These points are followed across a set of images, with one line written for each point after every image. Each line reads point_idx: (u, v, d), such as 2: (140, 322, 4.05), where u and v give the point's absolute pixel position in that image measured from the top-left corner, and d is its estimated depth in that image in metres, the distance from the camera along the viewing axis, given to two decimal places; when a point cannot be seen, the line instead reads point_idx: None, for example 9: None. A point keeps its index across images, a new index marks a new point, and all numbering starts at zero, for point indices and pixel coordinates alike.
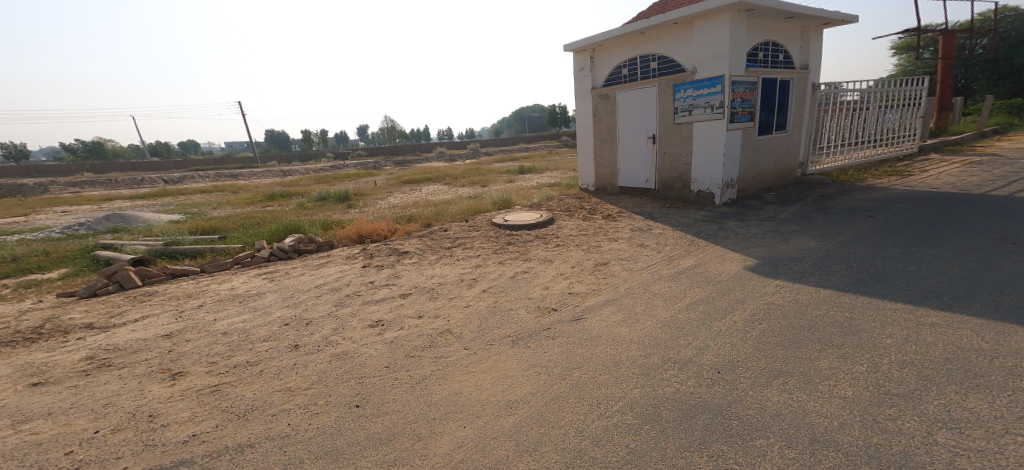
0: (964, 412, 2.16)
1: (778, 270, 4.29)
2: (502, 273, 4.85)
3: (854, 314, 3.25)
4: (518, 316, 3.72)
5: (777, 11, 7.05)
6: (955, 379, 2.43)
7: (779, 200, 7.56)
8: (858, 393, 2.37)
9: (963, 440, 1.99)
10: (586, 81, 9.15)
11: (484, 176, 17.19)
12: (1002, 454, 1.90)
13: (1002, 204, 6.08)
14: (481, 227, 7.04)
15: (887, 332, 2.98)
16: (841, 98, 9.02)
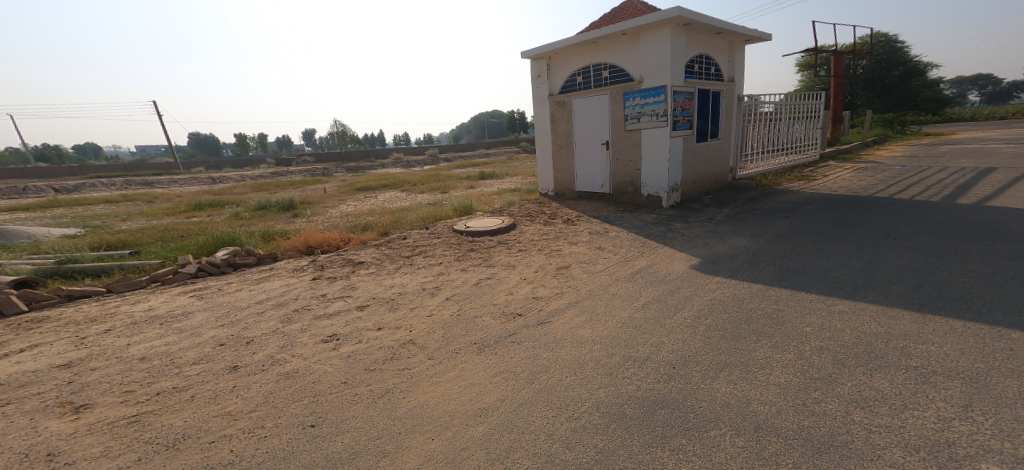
0: (871, 391, 2.44)
1: (718, 267, 4.61)
2: (463, 280, 4.81)
3: (780, 306, 3.58)
4: (482, 323, 3.68)
5: (709, 27, 7.62)
6: (862, 361, 2.74)
7: (715, 203, 8.13)
8: (788, 379, 2.60)
9: (875, 416, 2.25)
10: (542, 88, 9.32)
11: (443, 183, 16.91)
12: (906, 427, 2.16)
13: (893, 205, 6.96)
14: (442, 234, 6.92)
15: (806, 321, 3.30)
16: (761, 109, 9.93)
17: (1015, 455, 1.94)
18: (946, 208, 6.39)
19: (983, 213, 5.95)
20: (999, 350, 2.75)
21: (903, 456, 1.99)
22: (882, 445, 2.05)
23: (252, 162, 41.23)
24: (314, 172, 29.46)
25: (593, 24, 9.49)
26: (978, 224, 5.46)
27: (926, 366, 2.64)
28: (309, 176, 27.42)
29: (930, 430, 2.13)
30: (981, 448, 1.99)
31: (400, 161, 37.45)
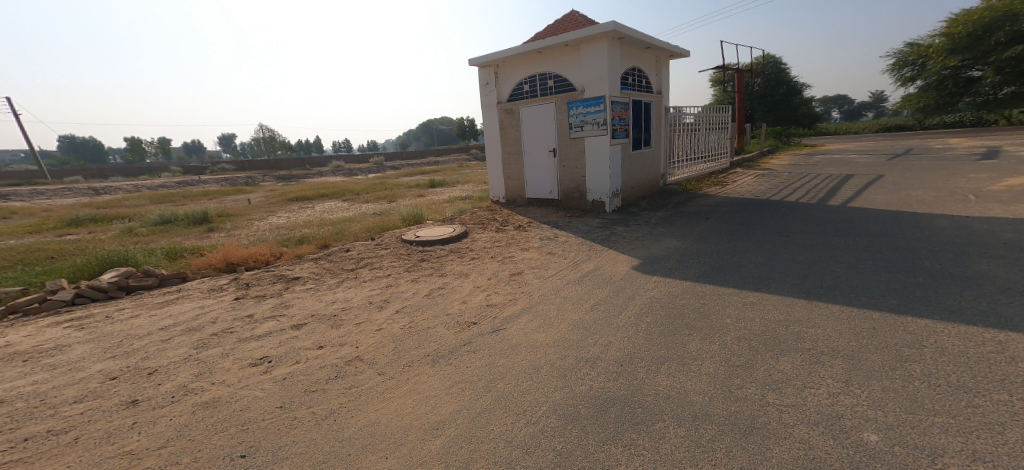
0: (779, 374, 2.75)
1: (656, 267, 4.92)
2: (412, 291, 4.64)
3: (706, 300, 3.91)
4: (435, 333, 3.58)
5: (640, 41, 8.17)
6: (771, 347, 3.08)
7: (651, 207, 8.65)
8: (716, 369, 2.83)
9: (784, 397, 2.53)
10: (490, 96, 9.28)
11: (389, 191, 16.25)
12: (807, 405, 2.45)
13: (790, 206, 7.91)
14: (390, 245, 6.65)
15: (728, 312, 3.64)
16: (683, 120, 10.83)
17: (888, 422, 2.28)
18: (824, 210, 7.39)
19: (850, 212, 7.00)
20: (873, 330, 3.23)
21: (808, 431, 2.24)
22: (792, 423, 2.30)
23: (151, 169, 36.43)
24: (231, 181, 26.64)
25: (536, 35, 9.71)
26: (840, 221, 6.48)
27: (814, 347, 3.04)
28: (226, 185, 24.86)
29: (824, 405, 2.43)
30: (864, 418, 2.32)
31: (329, 169, 35.32)
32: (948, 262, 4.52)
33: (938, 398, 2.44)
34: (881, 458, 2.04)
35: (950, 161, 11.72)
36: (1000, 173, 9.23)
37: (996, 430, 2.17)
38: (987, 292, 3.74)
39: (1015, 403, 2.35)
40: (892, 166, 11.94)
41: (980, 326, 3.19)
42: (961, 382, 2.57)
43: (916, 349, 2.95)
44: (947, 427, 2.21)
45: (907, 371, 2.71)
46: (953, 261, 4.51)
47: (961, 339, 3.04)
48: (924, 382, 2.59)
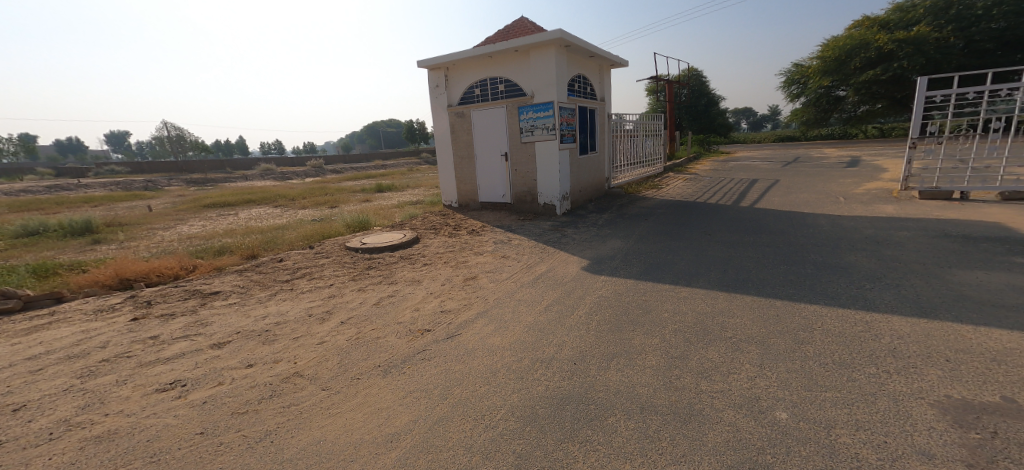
0: (710, 362, 2.99)
1: (604, 267, 5.14)
2: (357, 302, 4.50)
3: (649, 296, 4.17)
4: (387, 343, 3.59)
5: (586, 50, 8.43)
6: (704, 337, 3.35)
7: (598, 209, 8.98)
8: (657, 360, 3.03)
9: (714, 383, 2.76)
10: (441, 99, 9.07)
11: (331, 196, 15.30)
12: (732, 389, 2.69)
13: (714, 208, 8.65)
14: (332, 253, 6.35)
15: (666, 307, 3.91)
16: (623, 127, 11.41)
17: (793, 400, 2.58)
18: (742, 210, 8.19)
19: (752, 213, 7.84)
20: (777, 316, 3.65)
21: (734, 414, 2.46)
22: (722, 407, 2.52)
23: (17, 172, 30.86)
24: (125, 184, 23.20)
25: (486, 39, 9.65)
26: (745, 221, 7.23)
27: (734, 335, 3.36)
28: (121, 190, 21.64)
29: (745, 388, 2.70)
30: (774, 398, 2.60)
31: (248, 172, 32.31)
32: (828, 254, 5.24)
33: (829, 375, 2.81)
34: (790, 434, 2.30)
35: (826, 169, 13.62)
36: (864, 179, 10.88)
37: (872, 402, 2.53)
38: (857, 279, 4.40)
39: (886, 377, 2.76)
40: (790, 171, 13.55)
41: (855, 309, 3.74)
42: (842, 360, 2.98)
43: (808, 332, 3.38)
44: (835, 401, 2.55)
45: (803, 352, 3.09)
46: (831, 253, 5.25)
47: (844, 322, 3.52)
48: (815, 361, 2.97)
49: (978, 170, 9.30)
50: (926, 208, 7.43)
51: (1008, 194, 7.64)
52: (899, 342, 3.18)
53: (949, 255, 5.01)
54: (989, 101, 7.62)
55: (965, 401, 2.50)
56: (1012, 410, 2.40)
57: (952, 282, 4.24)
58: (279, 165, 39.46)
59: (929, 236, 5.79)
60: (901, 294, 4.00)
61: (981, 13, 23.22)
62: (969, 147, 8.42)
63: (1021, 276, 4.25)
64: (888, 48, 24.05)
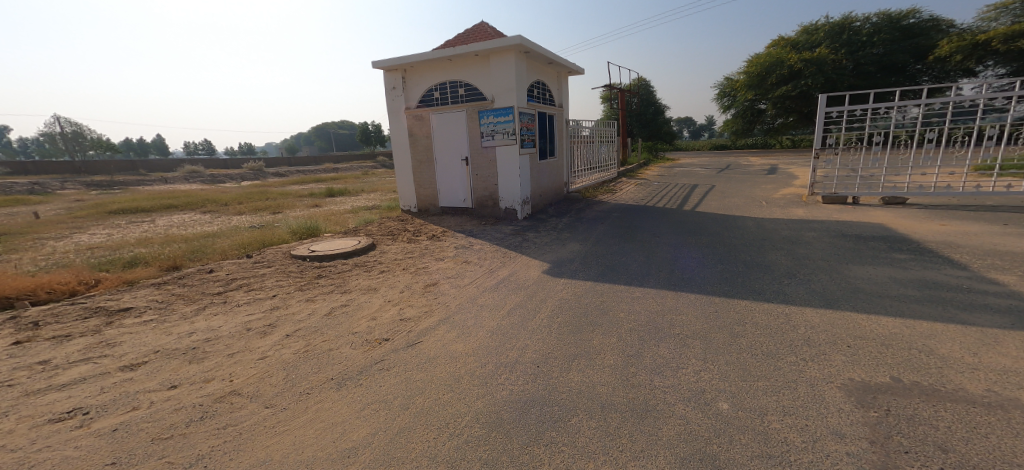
0: (662, 358, 3.15)
1: (564, 270, 5.24)
2: (307, 313, 4.24)
3: (608, 297, 4.31)
4: (341, 354, 3.41)
5: (544, 56, 8.58)
6: (658, 334, 3.51)
7: (556, 213, 9.12)
8: (615, 359, 3.14)
9: (666, 378, 2.90)
10: (398, 101, 8.85)
11: (274, 201, 14.31)
12: (682, 383, 2.85)
13: (660, 211, 9.09)
14: (275, 262, 5.95)
15: (623, 307, 4.06)
16: (579, 133, 11.70)
17: (733, 391, 2.78)
18: (687, 214, 8.68)
19: (686, 217, 8.37)
20: (715, 312, 3.93)
21: (684, 407, 2.60)
22: (673, 401, 2.65)
23: None
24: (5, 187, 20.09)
25: (444, 43, 9.57)
26: (680, 224, 7.69)
27: (681, 331, 3.56)
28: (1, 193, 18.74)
29: (693, 381, 2.87)
30: (717, 390, 2.78)
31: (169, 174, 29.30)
32: (753, 253, 5.73)
33: (760, 365, 3.05)
34: (732, 423, 2.47)
35: (749, 176, 14.84)
36: (781, 184, 12.01)
37: (794, 388, 2.80)
38: (777, 276, 4.84)
39: (804, 365, 3.06)
40: (725, 178, 14.58)
41: (775, 302, 4.13)
42: (769, 350, 3.26)
43: (742, 326, 3.66)
44: (766, 389, 2.78)
45: (738, 344, 3.34)
46: (756, 253, 5.71)
47: (767, 315, 3.86)
48: (749, 353, 3.22)
49: (864, 178, 10.58)
50: (829, 211, 8.37)
51: (888, 199, 8.79)
52: (811, 331, 3.55)
53: (845, 252, 5.66)
54: (873, 118, 8.70)
55: (864, 382, 2.83)
56: (900, 388, 2.75)
57: (848, 275, 4.80)
58: (204, 167, 36.20)
59: (830, 236, 6.52)
60: (811, 289, 4.45)
61: (866, 40, 27.16)
62: (858, 158, 9.54)
63: (900, 269, 4.91)
64: (798, 67, 27.00)
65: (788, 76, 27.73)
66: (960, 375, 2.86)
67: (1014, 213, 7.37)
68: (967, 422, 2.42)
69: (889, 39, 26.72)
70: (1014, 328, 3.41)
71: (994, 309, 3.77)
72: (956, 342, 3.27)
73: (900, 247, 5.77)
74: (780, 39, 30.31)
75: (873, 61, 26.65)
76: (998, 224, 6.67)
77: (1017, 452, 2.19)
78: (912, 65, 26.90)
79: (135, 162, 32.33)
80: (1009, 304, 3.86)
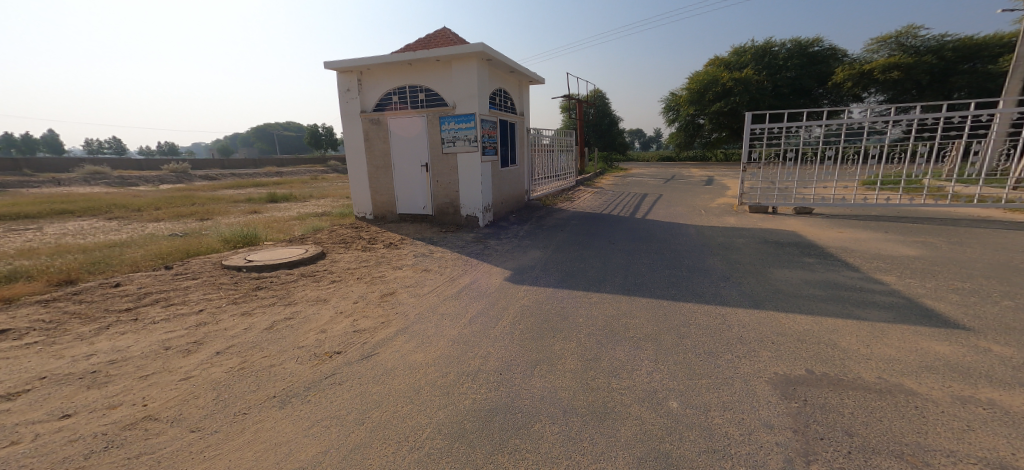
0: (618, 362, 3.23)
1: (525, 277, 5.27)
2: (242, 329, 3.93)
3: (567, 303, 4.38)
4: (287, 370, 3.20)
5: (505, 65, 8.62)
6: (616, 338, 3.61)
7: (516, 221, 9.13)
8: (575, 364, 3.19)
9: (621, 381, 2.98)
10: (352, 104, 8.56)
11: (200, 206, 13.17)
12: (637, 385, 2.94)
13: (611, 219, 9.39)
14: (206, 273, 5.49)
15: (582, 312, 4.14)
16: (539, 142, 11.85)
17: (681, 389, 2.91)
18: (635, 222, 9.02)
19: (631, 224, 8.73)
20: (664, 315, 4.11)
21: (639, 408, 2.69)
22: (629, 403, 2.74)
23: None
24: None
25: (404, 47, 9.39)
26: (627, 231, 7.99)
27: (636, 335, 3.68)
28: None
29: (649, 383, 2.97)
30: (667, 389, 2.90)
31: (71, 175, 26.07)
32: (693, 259, 6.07)
33: (703, 364, 3.24)
34: (680, 421, 2.58)
35: (689, 186, 15.78)
36: (716, 195, 12.86)
37: (732, 383, 2.99)
38: (715, 279, 5.18)
39: (738, 361, 3.27)
40: (669, 187, 15.37)
41: (713, 304, 4.39)
42: (709, 349, 3.46)
43: (689, 327, 3.85)
44: (710, 386, 2.95)
45: (684, 345, 3.51)
46: (697, 258, 6.08)
47: (706, 316, 4.11)
48: (693, 353, 3.40)
49: (780, 190, 11.62)
50: (754, 220, 9.11)
51: (799, 209, 9.69)
52: (743, 330, 3.82)
53: (767, 257, 6.16)
54: (786, 135, 9.63)
55: (787, 376, 3.08)
56: (813, 379, 3.03)
57: (770, 278, 5.22)
58: (121, 169, 32.76)
59: (757, 242, 7.08)
60: (742, 291, 4.78)
61: (783, 64, 29.98)
62: (778, 172, 10.45)
63: (808, 272, 5.42)
64: (728, 85, 29.43)
65: (719, 94, 30.07)
66: (877, 365, 3.18)
67: (897, 222, 8.41)
68: (866, 408, 2.70)
69: (800, 64, 29.74)
70: (896, 322, 3.88)
71: (882, 305, 4.26)
72: (854, 335, 3.65)
73: (809, 252, 6.39)
74: (715, 59, 32.60)
75: (786, 83, 29.43)
76: (882, 232, 7.59)
77: (906, 431, 2.47)
78: (817, 88, 30.10)
79: (23, 161, 28.56)
80: (892, 300, 4.39)
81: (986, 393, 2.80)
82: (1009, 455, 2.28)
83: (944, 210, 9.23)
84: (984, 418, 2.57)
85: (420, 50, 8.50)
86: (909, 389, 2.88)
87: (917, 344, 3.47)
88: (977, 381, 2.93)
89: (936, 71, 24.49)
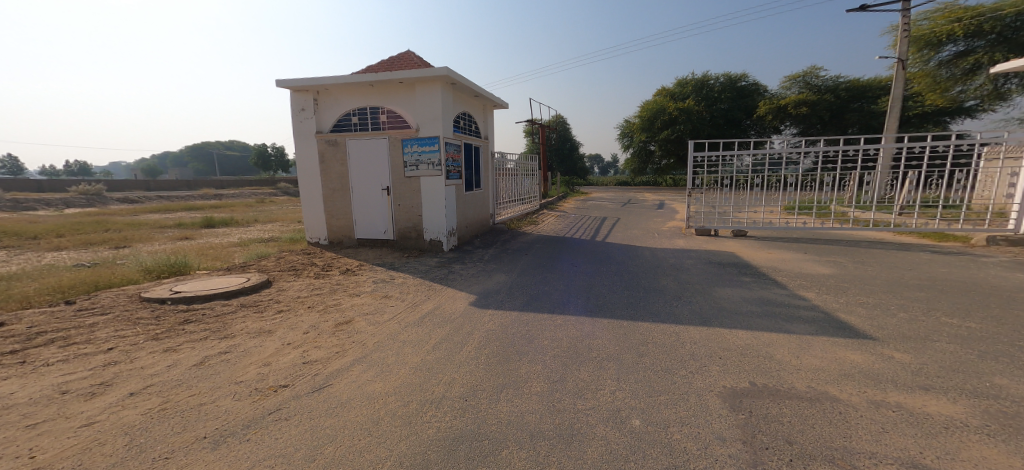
0: (582, 383, 3.21)
1: (490, 301, 5.19)
2: (165, 366, 3.57)
3: (532, 326, 4.34)
4: (225, 407, 2.92)
5: (470, 89, 8.70)
6: (582, 359, 3.60)
7: (483, 245, 9.06)
8: (541, 387, 3.13)
9: (587, 401, 2.96)
10: (307, 124, 8.29)
11: (115, 233, 12.05)
12: (603, 405, 2.93)
13: (571, 242, 9.55)
14: (121, 306, 4.99)
15: (548, 335, 4.11)
16: (504, 166, 11.96)
17: (642, 407, 2.93)
18: (594, 244, 9.22)
19: (592, 247, 8.91)
20: (625, 334, 4.17)
21: (604, 428, 2.67)
22: (595, 423, 2.71)
23: None
24: None
25: (366, 68, 9.29)
26: (588, 254, 8.14)
27: (601, 355, 3.69)
28: None
29: (615, 402, 2.96)
30: (630, 407, 2.90)
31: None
32: (648, 280, 6.25)
33: (661, 381, 3.28)
34: (643, 439, 2.58)
35: (644, 210, 16.43)
36: (667, 218, 13.45)
37: (687, 399, 3.04)
38: (668, 299, 5.34)
39: (692, 377, 3.35)
40: (625, 211, 15.91)
41: (667, 323, 4.50)
42: (666, 366, 3.52)
43: (647, 346, 3.91)
44: (671, 402, 2.99)
45: (644, 363, 3.56)
46: (650, 279, 6.27)
47: (661, 334, 4.21)
48: (653, 370, 3.45)
49: (719, 214, 12.34)
50: (700, 242, 9.59)
51: (736, 231, 10.35)
52: (695, 346, 3.93)
53: (710, 277, 6.48)
54: (721, 164, 10.41)
55: (733, 389, 3.18)
56: (756, 391, 3.14)
57: (714, 296, 5.47)
58: (20, 191, 29.44)
59: (703, 263, 7.43)
60: (692, 310, 4.95)
61: (718, 96, 32.42)
62: (719, 197, 11.12)
63: (746, 290, 5.75)
64: (674, 115, 31.39)
65: (666, 122, 31.98)
66: (825, 375, 3.36)
67: (811, 243, 9.18)
68: (801, 416, 2.83)
69: (732, 97, 32.32)
70: (817, 334, 4.16)
71: (805, 320, 4.54)
72: (783, 347, 3.88)
73: (745, 271, 6.78)
74: (663, 90, 34.70)
75: (722, 114, 31.79)
76: (801, 252, 8.23)
77: (834, 437, 2.60)
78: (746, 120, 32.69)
79: None
80: (813, 315, 4.71)
81: (914, 398, 3.02)
82: (919, 454, 2.45)
83: (848, 233, 10.24)
84: (894, 420, 2.76)
85: (381, 72, 8.44)
86: (833, 396, 3.06)
87: (836, 354, 3.71)
88: (910, 387, 3.17)
89: (834, 107, 27.62)
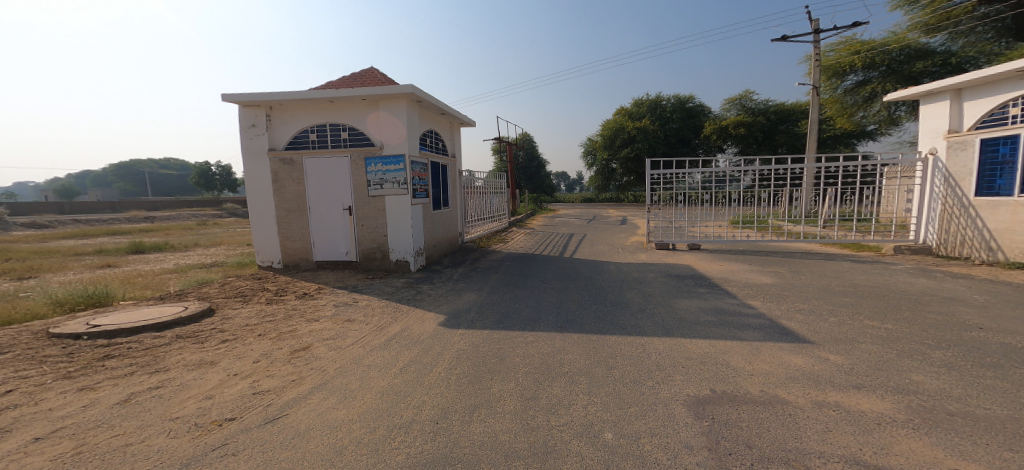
0: (554, 399, 3.16)
1: (461, 321, 5.08)
2: (80, 407, 3.22)
3: (504, 344, 4.27)
4: (161, 447, 2.66)
5: (436, 107, 8.67)
6: (555, 375, 3.56)
7: (452, 265, 8.93)
8: (513, 405, 3.06)
9: (560, 417, 2.91)
10: (260, 141, 7.97)
11: (28, 263, 10.94)
12: (576, 420, 2.89)
13: (538, 259, 9.59)
14: (23, 344, 4.49)
15: (519, 352, 4.06)
16: (473, 184, 11.93)
17: (615, 420, 2.91)
18: (561, 261, 9.30)
19: (560, 263, 8.98)
20: (594, 348, 4.18)
21: (578, 443, 2.63)
22: (567, 439, 2.66)
23: None
24: None
25: (327, 84, 9.10)
26: (557, 270, 8.19)
27: (572, 370, 3.66)
28: None
29: (588, 416, 2.94)
30: (602, 421, 2.89)
31: None
32: (614, 293, 6.35)
33: (630, 392, 3.29)
34: (616, 452, 2.56)
35: (607, 226, 16.81)
36: (630, 234, 13.82)
37: (655, 409, 3.06)
38: (634, 311, 5.44)
39: (658, 387, 3.39)
40: (591, 228, 16.21)
41: (633, 335, 4.57)
42: (634, 377, 3.55)
43: (618, 359, 3.93)
44: (642, 414, 2.99)
45: (612, 376, 3.57)
46: (616, 293, 6.37)
47: (629, 346, 4.26)
48: (622, 382, 3.46)
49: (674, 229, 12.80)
50: (660, 256, 9.89)
51: (692, 245, 10.76)
52: (659, 357, 3.99)
53: (670, 289, 6.67)
54: (675, 181, 10.80)
55: (697, 397, 3.23)
56: (717, 398, 3.21)
57: (676, 308, 5.61)
58: None
59: (664, 276, 7.65)
60: (656, 321, 5.05)
61: (670, 116, 34.03)
62: (677, 213, 11.53)
63: (702, 300, 5.94)
64: (632, 133, 32.70)
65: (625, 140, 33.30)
66: (786, 379, 3.49)
67: (759, 255, 9.64)
68: (757, 420, 2.91)
69: (682, 118, 34.03)
70: (766, 340, 4.34)
71: (754, 327, 4.75)
72: (738, 354, 4.01)
73: (701, 283, 7.04)
74: (621, 109, 35.91)
75: (675, 133, 33.40)
76: (748, 263, 8.63)
77: (788, 438, 2.68)
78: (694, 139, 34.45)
79: None
80: (760, 322, 4.91)
81: (867, 396, 3.18)
82: (858, 450, 2.55)
83: (785, 245, 10.94)
84: (835, 419, 2.89)
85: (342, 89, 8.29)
86: (782, 398, 3.18)
87: (780, 358, 3.89)
88: (864, 386, 3.34)
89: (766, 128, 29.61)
